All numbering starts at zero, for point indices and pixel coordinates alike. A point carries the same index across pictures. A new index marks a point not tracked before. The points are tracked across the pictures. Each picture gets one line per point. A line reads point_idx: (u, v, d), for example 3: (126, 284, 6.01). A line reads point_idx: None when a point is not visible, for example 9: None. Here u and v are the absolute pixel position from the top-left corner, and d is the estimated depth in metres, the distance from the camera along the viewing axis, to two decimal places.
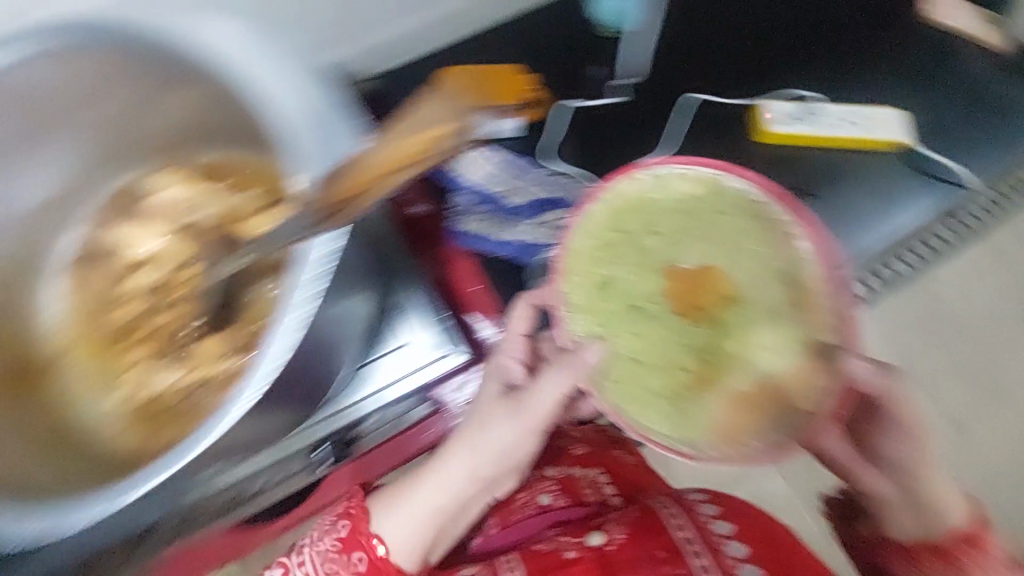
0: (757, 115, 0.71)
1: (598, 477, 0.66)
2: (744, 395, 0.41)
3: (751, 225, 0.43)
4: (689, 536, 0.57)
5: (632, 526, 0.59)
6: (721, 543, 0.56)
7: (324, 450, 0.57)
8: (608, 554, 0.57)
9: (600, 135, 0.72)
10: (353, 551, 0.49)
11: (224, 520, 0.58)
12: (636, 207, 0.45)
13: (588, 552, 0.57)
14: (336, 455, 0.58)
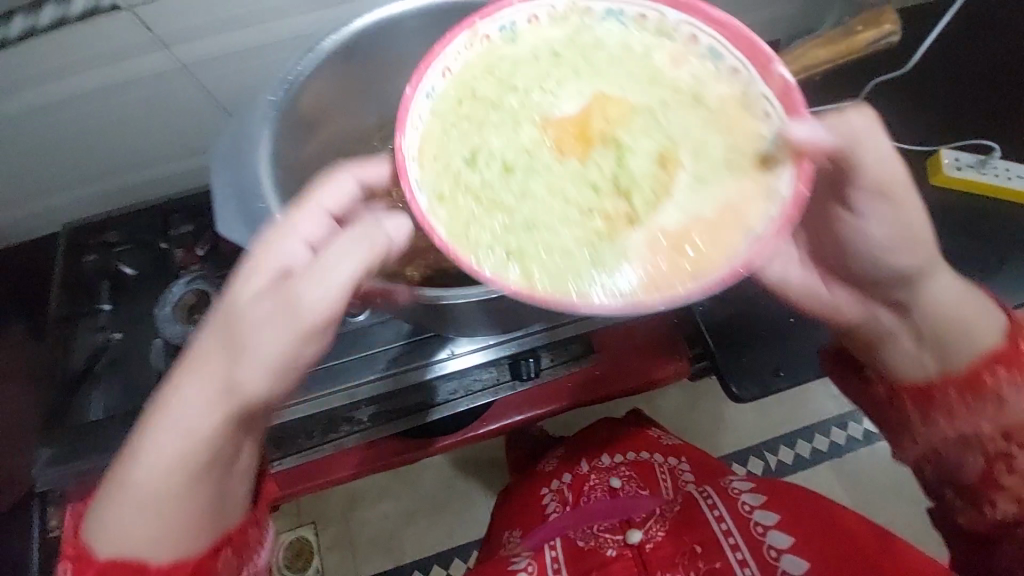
0: (938, 161, 0.82)
1: (674, 462, 0.88)
2: (623, 232, 0.39)
3: (631, 47, 0.42)
4: (727, 526, 0.72)
5: (671, 524, 0.77)
6: (761, 534, 0.70)
7: (516, 368, 0.75)
8: (647, 550, 0.75)
9: None
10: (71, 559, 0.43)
11: (320, 445, 0.77)
12: (500, 66, 0.42)
13: (627, 548, 0.76)
14: (527, 373, 0.75)
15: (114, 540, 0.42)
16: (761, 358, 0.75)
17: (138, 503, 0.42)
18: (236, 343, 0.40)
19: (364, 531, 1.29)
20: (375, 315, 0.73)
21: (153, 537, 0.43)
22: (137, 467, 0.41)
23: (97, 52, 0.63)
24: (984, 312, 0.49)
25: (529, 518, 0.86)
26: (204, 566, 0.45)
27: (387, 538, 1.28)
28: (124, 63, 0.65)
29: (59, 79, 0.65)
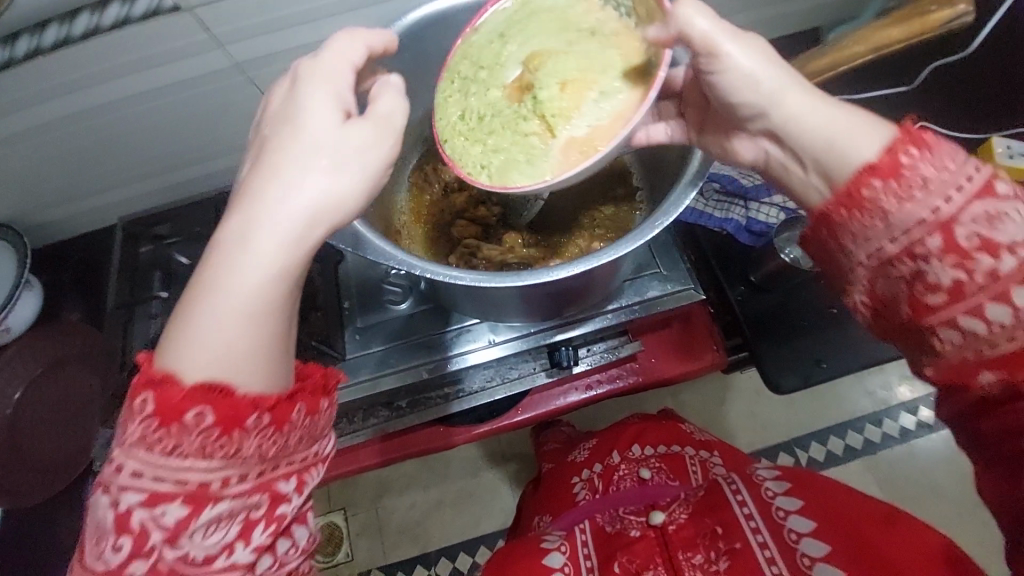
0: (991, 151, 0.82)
1: (705, 456, 0.89)
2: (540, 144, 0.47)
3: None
4: (750, 510, 0.72)
5: (694, 506, 0.75)
6: (782, 518, 0.69)
7: (556, 355, 0.74)
8: (669, 531, 0.73)
9: None
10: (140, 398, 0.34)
11: (359, 431, 0.77)
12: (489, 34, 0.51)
13: (651, 529, 0.74)
14: (567, 361, 0.74)
15: (204, 360, 0.34)
16: (804, 350, 0.77)
17: (242, 314, 0.34)
18: (326, 146, 0.37)
19: (394, 519, 1.32)
20: (416, 304, 0.73)
21: (248, 358, 0.35)
22: (229, 281, 0.35)
23: (155, 52, 0.65)
24: (860, 123, 0.40)
25: (562, 503, 0.89)
26: (286, 408, 0.36)
27: (416, 527, 1.31)
28: (180, 63, 0.67)
29: (118, 78, 0.67)
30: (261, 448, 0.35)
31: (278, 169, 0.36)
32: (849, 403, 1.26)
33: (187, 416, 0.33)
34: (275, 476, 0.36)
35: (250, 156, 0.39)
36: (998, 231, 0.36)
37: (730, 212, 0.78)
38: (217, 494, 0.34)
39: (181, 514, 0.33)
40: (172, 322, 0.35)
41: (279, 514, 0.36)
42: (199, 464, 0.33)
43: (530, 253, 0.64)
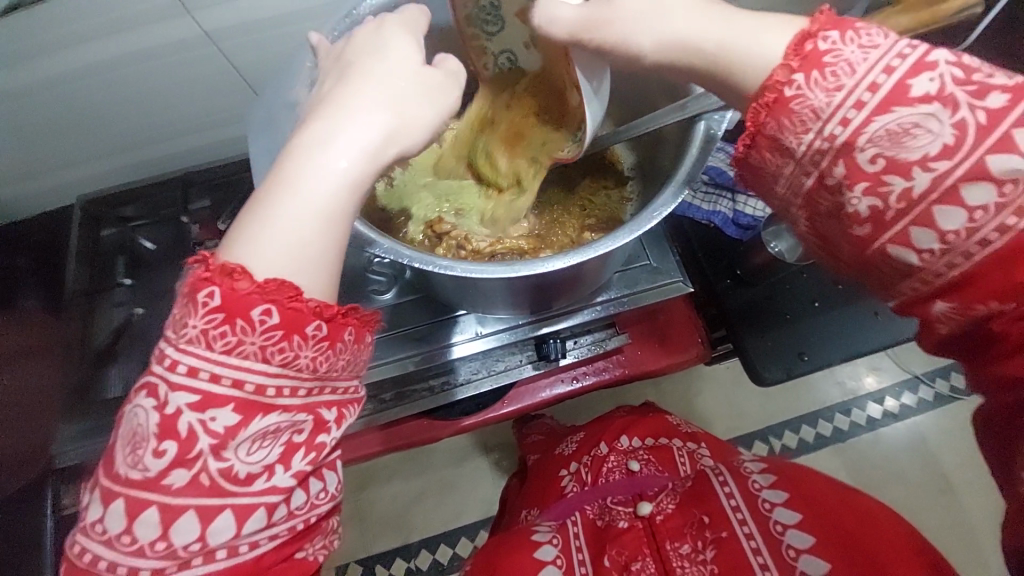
0: None
1: (693, 447, 0.89)
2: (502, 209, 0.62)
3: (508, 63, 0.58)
4: (736, 503, 0.72)
5: (682, 496, 0.76)
6: (769, 510, 0.70)
7: (544, 348, 0.72)
8: (656, 522, 0.74)
9: None
10: (204, 291, 0.33)
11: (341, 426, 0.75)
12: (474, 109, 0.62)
13: (638, 520, 0.75)
14: (555, 354, 0.73)
15: (275, 257, 0.35)
16: (787, 343, 0.77)
17: (313, 219, 0.36)
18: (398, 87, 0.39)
19: (372, 512, 1.29)
20: (401, 294, 0.70)
21: (312, 262, 0.36)
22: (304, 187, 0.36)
23: (115, 16, 0.60)
24: (759, 26, 0.38)
25: (549, 495, 0.88)
26: (339, 326, 0.36)
27: (396, 518, 1.29)
28: (141, 32, 0.62)
29: (71, 47, 0.62)
30: (314, 362, 0.35)
31: (353, 98, 0.38)
32: (820, 392, 1.29)
33: (253, 314, 0.33)
34: (319, 399, 0.36)
35: (322, 89, 0.41)
36: (905, 148, 0.34)
37: (718, 206, 0.79)
38: (268, 404, 0.34)
39: (232, 421, 0.33)
40: (239, 219, 0.35)
41: (319, 442, 0.36)
42: (256, 369, 0.33)
43: (517, 241, 0.62)
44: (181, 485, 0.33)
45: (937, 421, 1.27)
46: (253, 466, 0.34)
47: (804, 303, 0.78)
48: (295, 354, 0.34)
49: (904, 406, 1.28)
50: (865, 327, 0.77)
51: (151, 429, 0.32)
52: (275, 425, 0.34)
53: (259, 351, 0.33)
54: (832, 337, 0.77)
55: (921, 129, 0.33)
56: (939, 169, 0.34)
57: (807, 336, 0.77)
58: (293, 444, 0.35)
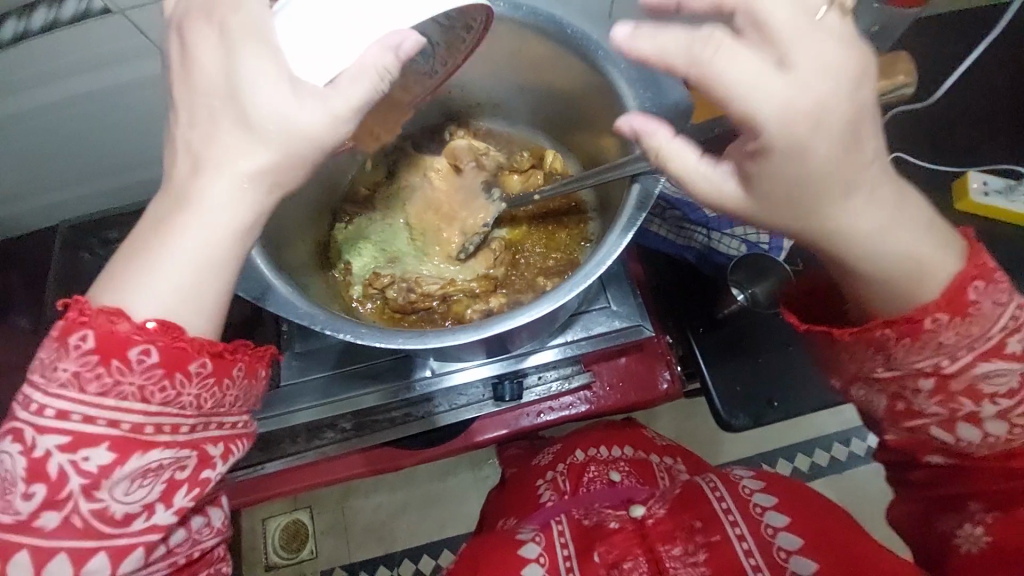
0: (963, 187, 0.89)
1: (670, 463, 0.87)
2: (450, 264, 0.65)
3: None
4: (728, 506, 0.70)
5: (671, 502, 0.74)
6: (759, 514, 0.68)
7: (500, 388, 0.73)
8: (647, 525, 0.72)
9: None
10: (74, 335, 0.33)
11: (304, 451, 0.76)
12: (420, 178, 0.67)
13: (630, 522, 0.74)
14: (509, 395, 0.74)
15: (169, 304, 0.34)
16: (759, 388, 0.77)
17: (211, 276, 0.35)
18: (281, 109, 0.34)
19: (359, 521, 1.31)
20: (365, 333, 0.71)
21: (195, 305, 0.35)
22: (184, 235, 0.34)
23: (85, 56, 0.62)
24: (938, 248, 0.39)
25: (525, 507, 0.83)
26: (227, 363, 0.37)
27: (382, 528, 1.31)
28: (106, 70, 0.64)
29: (40, 84, 0.64)
30: (199, 401, 0.36)
31: (227, 137, 0.34)
32: (817, 420, 1.25)
33: (129, 355, 0.33)
34: (205, 436, 0.37)
35: (178, 125, 0.36)
36: (985, 383, 0.41)
37: (688, 240, 0.76)
38: (148, 441, 0.35)
39: (106, 460, 0.34)
40: (115, 262, 0.35)
41: (203, 478, 0.38)
42: (134, 410, 0.34)
43: (468, 283, 0.63)
44: (52, 527, 0.34)
45: None
46: (127, 508, 0.35)
47: (774, 343, 0.78)
48: (177, 388, 0.35)
49: None
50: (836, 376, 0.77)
51: (20, 474, 0.33)
52: (153, 465, 0.35)
53: (136, 392, 0.34)
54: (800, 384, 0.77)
55: (1004, 375, 0.41)
56: (1000, 403, 0.42)
57: (778, 380, 0.77)
58: (176, 481, 0.37)
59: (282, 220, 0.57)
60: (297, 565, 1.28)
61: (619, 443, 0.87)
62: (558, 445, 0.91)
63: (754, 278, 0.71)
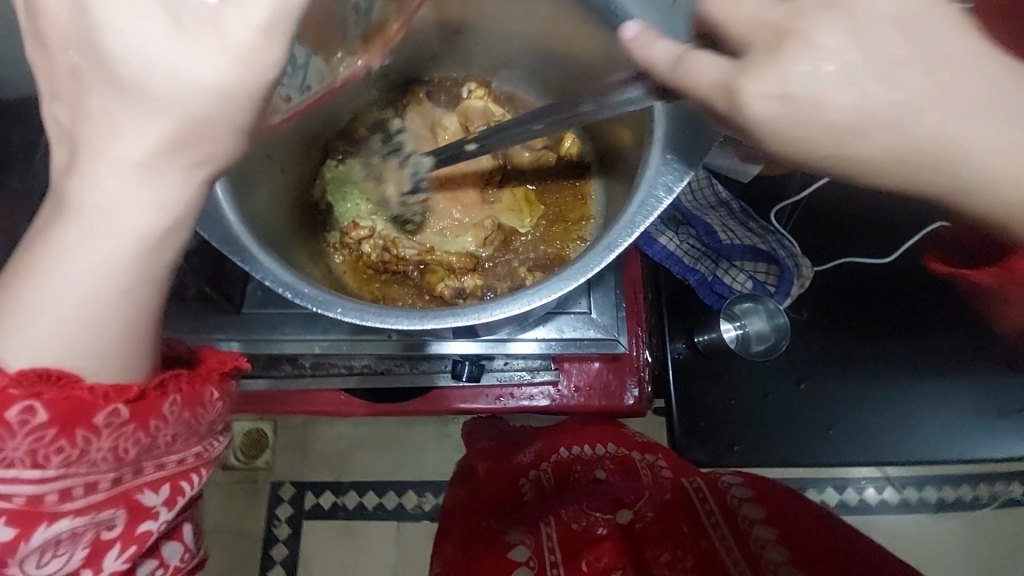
0: None
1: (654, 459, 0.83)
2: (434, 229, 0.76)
3: None
4: (716, 519, 0.73)
5: (660, 505, 0.77)
6: (747, 527, 0.71)
7: (460, 367, 0.75)
8: (637, 530, 0.76)
9: (822, 225, 0.90)
10: None
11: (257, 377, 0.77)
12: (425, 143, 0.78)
13: (617, 527, 0.75)
14: (467, 375, 0.75)
15: (76, 334, 0.34)
16: (724, 433, 0.85)
17: (127, 295, 0.34)
18: (155, 57, 0.29)
19: (316, 445, 1.28)
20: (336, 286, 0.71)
21: (110, 329, 0.34)
22: (80, 265, 0.33)
23: None
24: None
25: (504, 504, 0.81)
26: (154, 400, 0.37)
27: (336, 458, 1.28)
28: None
29: None
30: (114, 453, 0.36)
31: (107, 103, 0.30)
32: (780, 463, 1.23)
33: (14, 416, 0.33)
34: (131, 487, 0.38)
35: (49, 99, 0.32)
36: None
37: (699, 263, 0.85)
38: (51, 510, 0.35)
39: (5, 535, 0.35)
40: (4, 300, 0.34)
41: (141, 529, 0.39)
42: (22, 477, 0.34)
43: (445, 256, 0.73)
44: None
45: (887, 520, 1.22)
46: (52, 572, 0.37)
47: (747, 385, 0.86)
48: (71, 449, 0.34)
49: (863, 500, 1.22)
50: (817, 437, 0.86)
51: None
52: (66, 531, 0.36)
53: (25, 459, 0.34)
54: (767, 430, 0.85)
55: None
56: None
57: (753, 421, 0.85)
58: (105, 536, 0.38)
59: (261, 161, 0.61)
60: (248, 471, 1.25)
61: (600, 440, 0.84)
62: (535, 442, 0.87)
63: (747, 314, 0.84)
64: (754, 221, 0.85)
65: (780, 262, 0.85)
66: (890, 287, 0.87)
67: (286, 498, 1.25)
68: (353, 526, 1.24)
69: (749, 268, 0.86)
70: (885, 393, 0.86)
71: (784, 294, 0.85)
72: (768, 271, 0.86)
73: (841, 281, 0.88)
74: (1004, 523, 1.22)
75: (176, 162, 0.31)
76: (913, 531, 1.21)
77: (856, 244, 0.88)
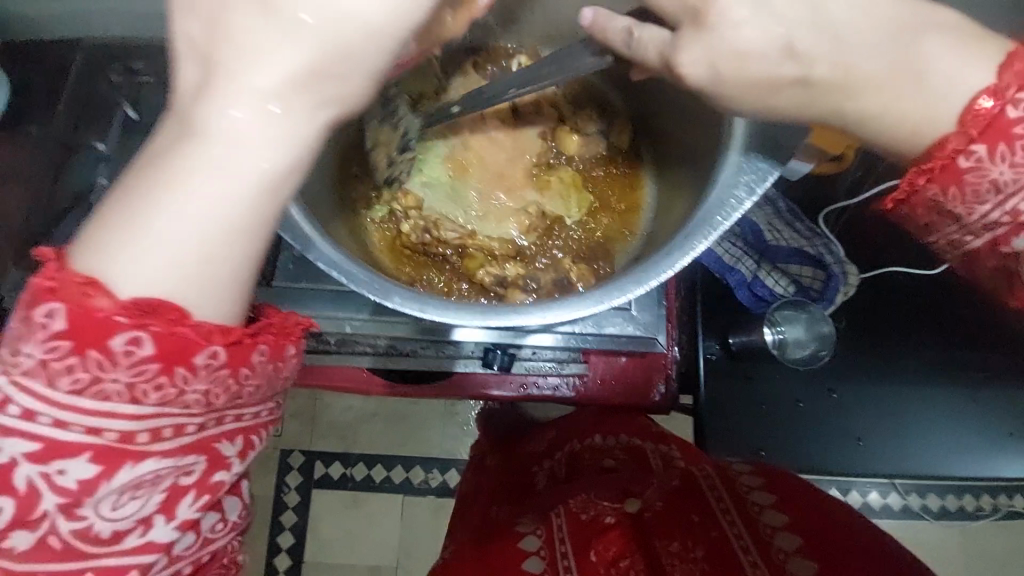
0: None
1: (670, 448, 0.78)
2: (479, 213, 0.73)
3: None
4: (732, 517, 0.63)
5: (671, 494, 0.69)
6: (769, 535, 0.61)
7: (492, 355, 0.73)
8: (646, 520, 0.67)
9: (870, 231, 0.86)
10: (48, 322, 0.30)
11: None
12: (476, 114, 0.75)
13: (626, 517, 0.69)
14: (498, 364, 0.73)
15: (188, 272, 0.31)
16: (752, 437, 0.80)
17: (240, 232, 0.31)
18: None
19: (325, 414, 1.28)
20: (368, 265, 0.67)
21: (223, 269, 0.31)
22: (195, 192, 0.30)
23: None
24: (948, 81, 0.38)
25: (519, 493, 0.79)
26: (247, 349, 0.34)
27: (345, 428, 1.27)
28: None
29: None
30: (205, 398, 0.34)
31: (254, 23, 0.29)
32: None
33: (116, 344, 0.31)
34: (213, 436, 0.36)
35: (179, 9, 0.30)
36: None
37: (741, 265, 0.82)
38: (141, 449, 0.33)
39: (87, 472, 0.32)
40: (100, 220, 0.31)
41: (215, 479, 0.36)
42: (121, 410, 0.32)
43: (487, 242, 0.69)
44: (29, 542, 0.33)
45: (896, 529, 1.20)
46: (122, 518, 0.34)
47: (778, 388, 0.83)
48: (173, 381, 0.32)
49: (873, 506, 1.20)
50: (841, 447, 0.83)
51: None
52: (149, 473, 0.34)
53: (124, 393, 0.32)
54: (795, 439, 0.82)
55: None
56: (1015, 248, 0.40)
57: (785, 427, 0.82)
58: (181, 482, 0.35)
59: None
60: None
61: (614, 431, 0.80)
62: (551, 432, 0.87)
63: (789, 320, 0.81)
64: (803, 225, 0.82)
65: (827, 268, 0.83)
66: (933, 303, 0.85)
67: (295, 466, 1.25)
68: (361, 496, 1.25)
69: (792, 271, 0.84)
70: (915, 406, 0.84)
71: (828, 300, 0.83)
72: (813, 275, 0.84)
73: (875, 292, 0.86)
74: (1005, 535, 1.21)
75: (309, 95, 0.30)
76: (922, 542, 1.19)
77: (901, 254, 0.85)
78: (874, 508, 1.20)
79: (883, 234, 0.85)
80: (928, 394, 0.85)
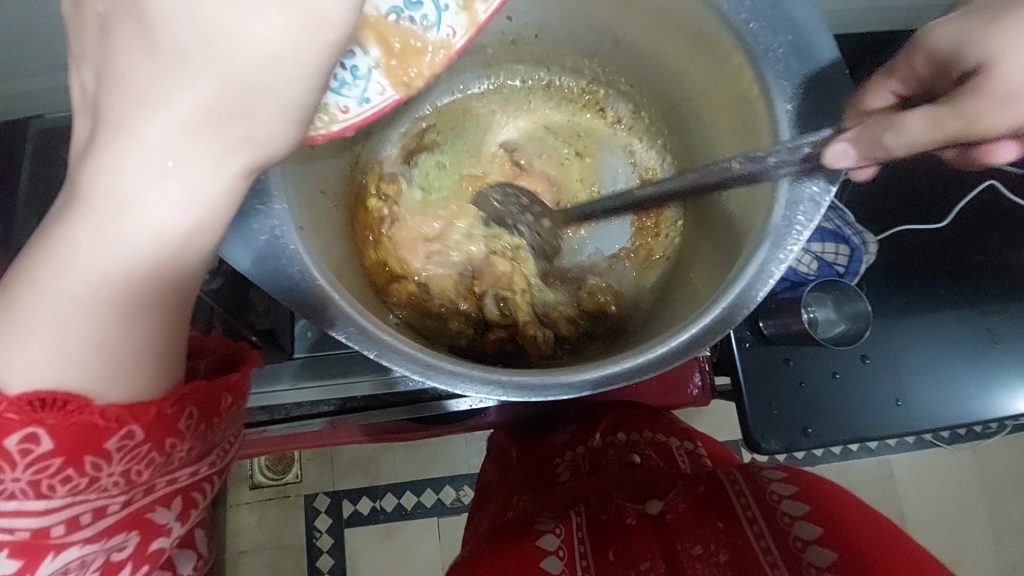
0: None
1: (692, 447, 0.76)
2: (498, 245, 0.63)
3: None
4: (754, 517, 0.61)
5: (695, 497, 0.65)
6: (787, 524, 0.59)
7: None
8: (667, 522, 0.64)
9: (876, 191, 0.77)
10: None
11: (309, 419, 0.68)
12: (478, 131, 0.67)
13: (647, 518, 0.65)
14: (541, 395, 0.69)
15: (91, 356, 0.31)
16: (794, 414, 0.68)
17: (152, 298, 0.31)
18: (198, 3, 0.24)
19: (344, 453, 1.24)
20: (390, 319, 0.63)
21: (137, 347, 0.31)
22: (96, 266, 0.29)
23: None
24: None
25: (538, 482, 0.75)
26: (163, 425, 0.34)
27: (366, 462, 1.25)
28: None
29: None
30: (126, 476, 0.34)
31: (135, 64, 0.25)
32: None
33: (12, 446, 0.30)
34: (142, 508, 0.36)
35: (74, 58, 0.28)
36: None
37: None
38: (61, 541, 0.34)
39: (14, 564, 0.33)
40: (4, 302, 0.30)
41: (153, 548, 0.38)
42: (27, 506, 0.32)
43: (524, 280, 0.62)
44: None
45: (951, 464, 1.15)
46: None
47: (815, 362, 0.70)
48: (74, 475, 0.32)
49: (926, 446, 1.15)
50: (886, 415, 0.69)
51: None
52: (78, 556, 0.35)
53: (25, 488, 0.32)
54: (836, 413, 0.69)
55: None
56: None
57: (824, 403, 0.69)
58: (119, 554, 0.37)
59: (311, 190, 0.50)
60: (278, 487, 1.22)
61: (636, 427, 0.77)
62: (570, 424, 0.81)
63: (817, 300, 0.69)
64: None
65: (848, 240, 0.71)
66: (964, 247, 0.75)
67: (322, 508, 1.22)
68: (395, 526, 1.22)
69: (810, 244, 0.71)
70: (975, 354, 0.71)
71: (854, 273, 0.71)
72: (839, 247, 0.71)
73: (901, 252, 0.75)
74: (1019, 450, 1.16)
75: (210, 142, 0.27)
76: (978, 473, 1.15)
77: (915, 208, 0.76)
78: (924, 448, 1.15)
79: (888, 192, 0.77)
80: (984, 337, 0.72)
